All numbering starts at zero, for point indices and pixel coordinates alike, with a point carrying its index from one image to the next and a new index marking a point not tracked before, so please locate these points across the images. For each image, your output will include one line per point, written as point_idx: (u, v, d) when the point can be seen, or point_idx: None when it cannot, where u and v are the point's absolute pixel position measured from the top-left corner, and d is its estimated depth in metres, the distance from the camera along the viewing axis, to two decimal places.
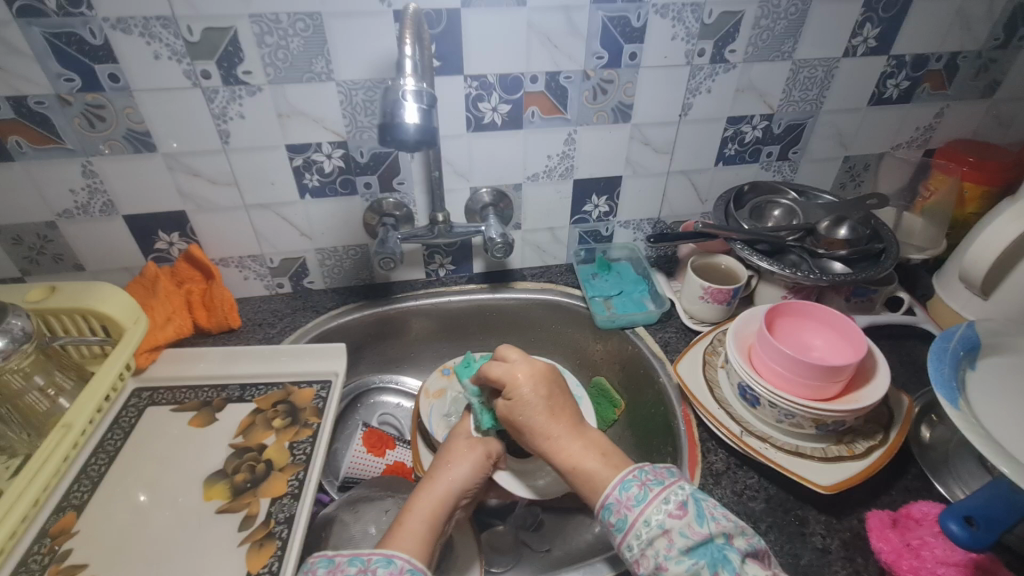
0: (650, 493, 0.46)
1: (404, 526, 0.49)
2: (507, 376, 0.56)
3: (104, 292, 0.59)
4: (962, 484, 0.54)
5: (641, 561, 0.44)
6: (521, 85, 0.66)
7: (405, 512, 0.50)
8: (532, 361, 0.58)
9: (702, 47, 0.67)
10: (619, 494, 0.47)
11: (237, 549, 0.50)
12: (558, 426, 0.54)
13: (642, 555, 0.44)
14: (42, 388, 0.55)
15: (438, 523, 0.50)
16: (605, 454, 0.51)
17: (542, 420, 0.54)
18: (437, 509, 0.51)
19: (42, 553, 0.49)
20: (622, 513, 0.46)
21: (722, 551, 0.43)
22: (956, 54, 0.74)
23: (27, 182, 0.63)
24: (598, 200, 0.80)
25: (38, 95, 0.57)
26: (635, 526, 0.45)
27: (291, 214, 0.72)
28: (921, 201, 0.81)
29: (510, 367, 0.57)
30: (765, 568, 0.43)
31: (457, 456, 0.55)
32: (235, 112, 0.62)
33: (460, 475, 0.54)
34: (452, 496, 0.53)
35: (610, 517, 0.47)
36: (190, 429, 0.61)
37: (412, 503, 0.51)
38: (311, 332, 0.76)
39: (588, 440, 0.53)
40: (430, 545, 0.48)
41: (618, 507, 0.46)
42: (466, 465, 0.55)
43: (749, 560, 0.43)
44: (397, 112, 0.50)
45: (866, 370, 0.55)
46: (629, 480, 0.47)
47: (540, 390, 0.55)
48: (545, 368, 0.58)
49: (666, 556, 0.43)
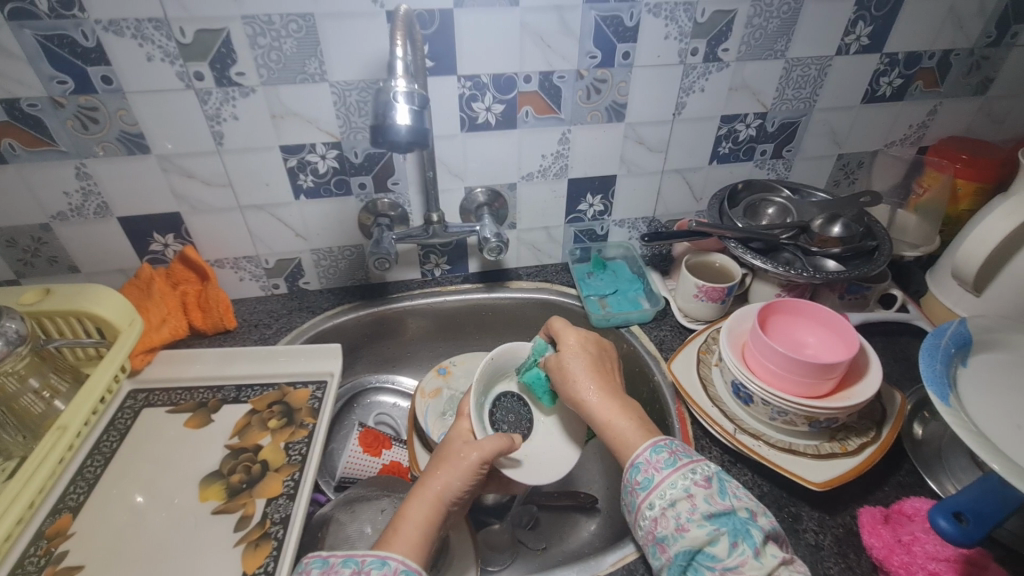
0: (679, 461, 0.47)
1: (399, 533, 0.48)
2: (564, 333, 0.59)
3: (98, 295, 0.59)
4: (954, 480, 0.55)
5: (660, 521, 0.45)
6: (514, 85, 0.66)
7: (399, 517, 0.49)
8: (587, 331, 0.60)
9: (695, 46, 0.67)
10: (649, 455, 0.47)
11: (233, 549, 0.50)
12: (597, 386, 0.54)
13: (662, 514, 0.45)
14: (36, 391, 0.55)
15: (433, 528, 0.49)
16: (641, 420, 0.51)
17: (584, 374, 0.55)
18: (431, 515, 0.50)
19: (38, 555, 0.49)
20: (649, 472, 0.46)
21: (745, 524, 0.43)
22: (949, 52, 0.74)
23: (21, 184, 0.63)
24: (593, 199, 0.80)
25: (31, 97, 0.57)
26: (660, 487, 0.45)
27: (285, 215, 0.72)
28: (914, 198, 0.81)
29: (569, 328, 0.60)
30: (783, 552, 0.43)
31: (451, 460, 0.52)
32: (228, 114, 0.62)
33: (454, 480, 0.51)
34: (446, 501, 0.51)
35: (636, 476, 0.47)
36: (186, 430, 0.61)
37: (405, 510, 0.50)
38: (307, 333, 0.76)
39: (626, 402, 0.53)
40: (427, 548, 0.48)
41: (647, 467, 0.47)
42: (460, 470, 0.51)
43: (769, 540, 0.43)
44: (388, 113, 0.50)
45: (858, 367, 0.56)
46: (661, 445, 0.48)
47: (587, 351, 0.57)
48: (595, 338, 0.59)
49: (687, 518, 0.43)
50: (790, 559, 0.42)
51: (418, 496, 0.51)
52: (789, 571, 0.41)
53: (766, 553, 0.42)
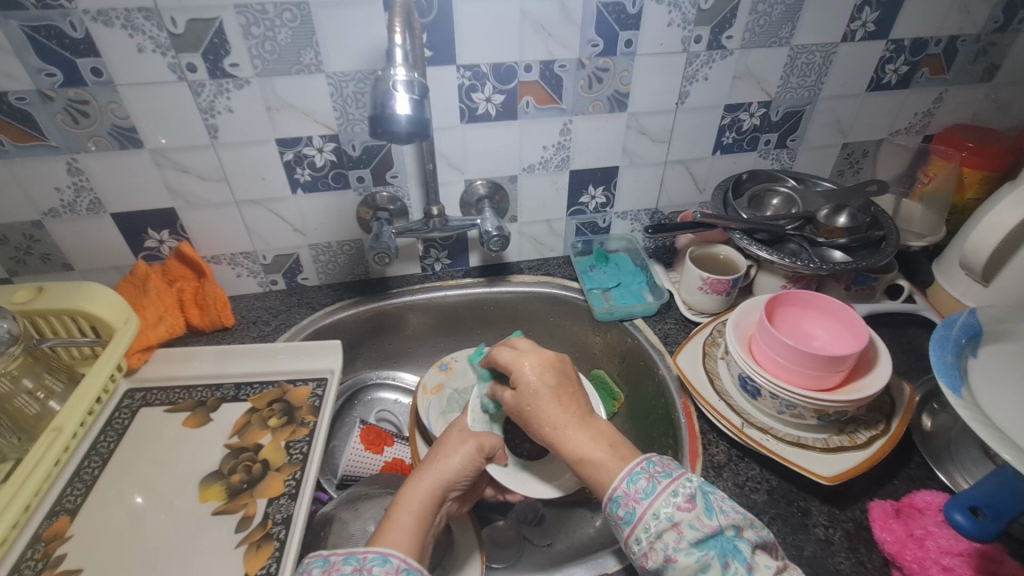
0: (658, 485, 0.44)
1: (395, 521, 0.48)
2: (514, 364, 0.55)
3: (92, 293, 0.58)
4: (964, 472, 0.54)
5: (649, 556, 0.43)
6: (514, 74, 0.65)
7: (395, 505, 0.49)
8: (541, 350, 0.56)
9: (698, 33, 0.66)
10: (626, 487, 0.45)
11: (234, 551, 0.49)
12: (563, 416, 0.51)
13: (651, 547, 0.43)
14: (31, 391, 0.54)
15: (428, 514, 0.49)
16: (614, 446, 0.49)
17: (550, 408, 0.51)
18: (426, 500, 0.50)
19: (36, 559, 0.48)
20: (630, 506, 0.44)
21: (733, 542, 0.42)
22: (956, 37, 0.73)
23: (11, 180, 0.61)
24: (595, 191, 0.79)
25: (18, 90, 0.56)
26: (644, 520, 0.43)
27: (282, 209, 0.71)
28: (920, 187, 0.79)
29: (519, 355, 0.56)
30: (774, 560, 0.42)
31: (449, 447, 0.54)
32: (222, 106, 0.61)
33: (452, 461, 0.53)
34: (442, 486, 0.51)
35: (617, 510, 0.45)
36: (185, 429, 0.60)
37: (401, 495, 0.50)
38: (307, 329, 0.75)
39: (596, 431, 0.50)
40: (423, 538, 0.47)
41: (626, 500, 0.44)
42: (457, 452, 0.53)
43: (758, 550, 0.42)
44: (388, 102, 0.48)
45: (868, 359, 0.55)
46: (638, 471, 0.45)
47: (548, 375, 0.53)
48: (553, 357, 0.56)
49: (676, 548, 0.42)
50: (782, 566, 0.42)
51: (415, 479, 0.52)
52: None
53: (758, 566, 0.41)
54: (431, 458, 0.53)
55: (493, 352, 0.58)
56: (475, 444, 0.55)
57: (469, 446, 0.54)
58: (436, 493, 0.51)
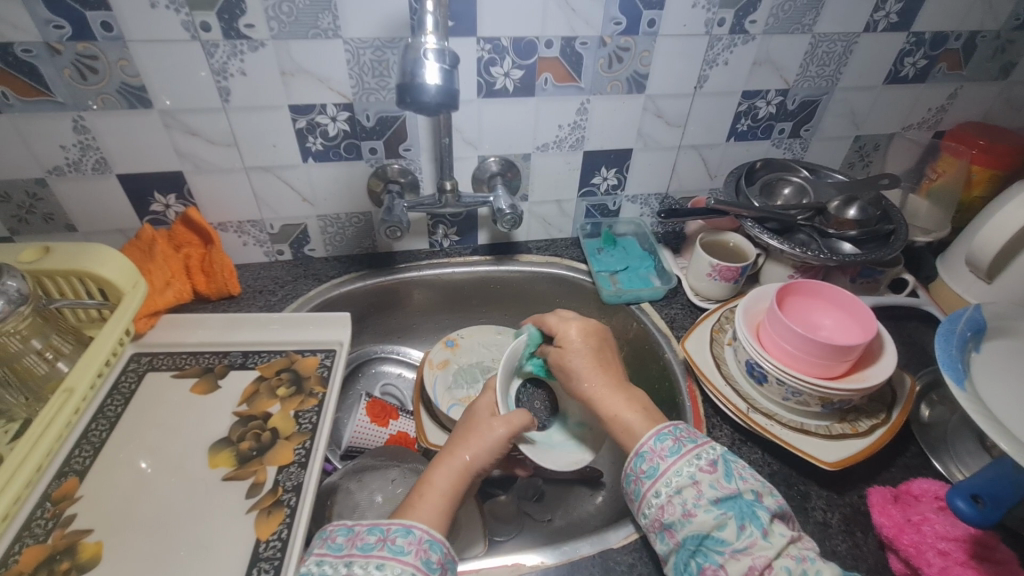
0: (684, 447, 0.46)
1: (427, 495, 0.48)
2: (560, 328, 0.57)
3: (100, 255, 0.57)
4: (959, 462, 0.56)
5: (666, 508, 0.44)
6: (535, 50, 0.64)
7: (424, 483, 0.50)
8: (586, 319, 0.58)
9: (722, 16, 0.65)
10: (653, 443, 0.47)
11: (246, 516, 0.50)
12: (602, 377, 0.54)
13: (669, 501, 0.44)
14: (39, 352, 0.53)
15: (459, 493, 0.50)
16: (637, 412, 0.51)
17: (591, 370, 0.54)
18: (458, 481, 0.50)
19: (46, 518, 0.48)
20: (654, 461, 0.46)
21: (750, 506, 0.42)
22: (976, 33, 0.73)
23: (15, 136, 0.59)
24: (607, 172, 0.79)
25: (25, 42, 0.54)
26: (666, 475, 0.45)
27: (292, 177, 0.69)
28: (928, 182, 0.80)
29: (565, 320, 0.58)
30: (790, 531, 0.43)
31: (480, 433, 0.52)
32: (236, 69, 0.59)
33: (486, 445, 0.51)
34: (475, 468, 0.51)
35: (641, 465, 0.47)
36: (193, 395, 0.60)
37: (430, 475, 0.50)
38: (314, 300, 0.74)
39: (633, 395, 0.52)
40: (450, 517, 0.48)
41: (652, 456, 0.46)
42: (488, 442, 0.51)
43: (776, 519, 0.43)
44: (417, 71, 0.48)
45: (873, 350, 0.56)
46: (665, 432, 0.48)
47: (588, 341, 0.56)
48: (595, 327, 0.57)
49: (695, 504, 0.43)
50: (797, 537, 0.42)
51: (446, 462, 0.51)
52: (799, 548, 0.41)
53: (774, 533, 0.41)
54: (462, 440, 0.53)
55: (541, 316, 0.59)
56: (508, 431, 0.52)
57: (500, 432, 0.52)
58: (466, 478, 0.50)
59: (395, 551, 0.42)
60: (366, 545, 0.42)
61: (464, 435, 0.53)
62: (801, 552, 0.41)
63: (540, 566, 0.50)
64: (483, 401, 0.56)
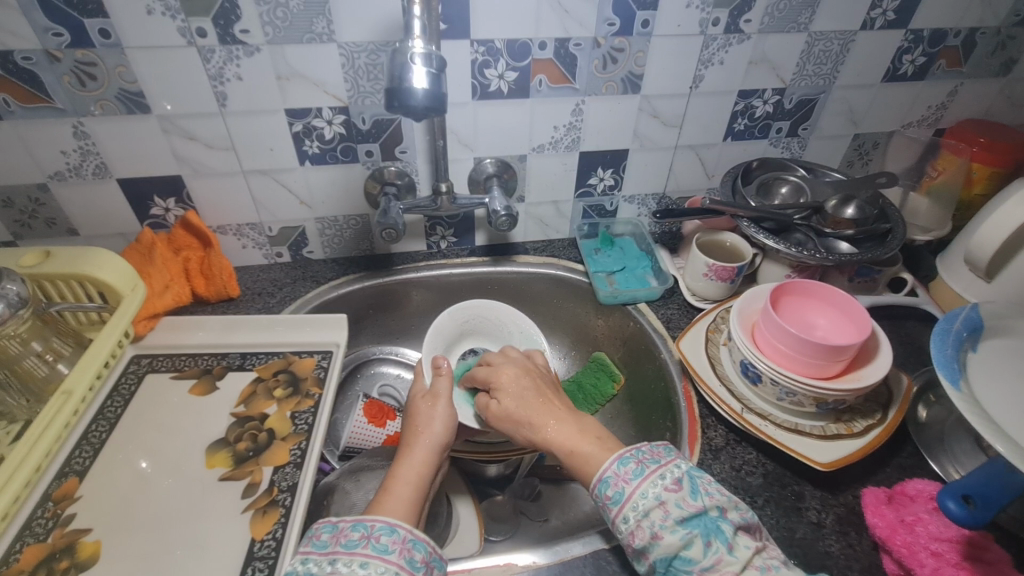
0: (647, 469, 0.45)
1: (393, 492, 0.48)
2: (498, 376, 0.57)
3: (99, 258, 0.58)
4: (956, 463, 0.55)
5: (636, 534, 0.43)
6: (529, 51, 0.64)
7: (392, 478, 0.50)
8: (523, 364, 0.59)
9: (717, 15, 0.65)
10: (616, 468, 0.46)
11: (241, 516, 0.50)
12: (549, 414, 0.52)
13: (637, 526, 0.43)
14: (40, 354, 0.54)
15: (425, 484, 0.50)
16: None
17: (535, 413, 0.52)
18: (424, 470, 0.51)
19: (46, 517, 0.49)
20: (619, 486, 0.45)
21: (715, 522, 0.42)
22: (975, 30, 0.72)
23: (17, 143, 0.60)
24: (603, 173, 0.79)
25: (24, 50, 0.54)
26: (632, 499, 0.44)
27: (289, 180, 0.70)
28: (928, 180, 0.78)
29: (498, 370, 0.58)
30: (756, 541, 0.43)
31: (423, 416, 0.55)
32: (232, 73, 0.60)
33: (436, 427, 0.54)
34: (437, 450, 0.53)
35: (605, 491, 0.45)
36: (191, 397, 0.61)
37: (396, 469, 0.51)
38: (311, 302, 0.75)
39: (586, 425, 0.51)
40: (419, 507, 0.48)
41: (615, 481, 0.45)
42: (435, 419, 0.55)
43: (741, 531, 0.42)
44: (406, 75, 0.48)
45: (868, 350, 0.56)
46: (628, 455, 0.46)
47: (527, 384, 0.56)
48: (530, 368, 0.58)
49: (661, 526, 0.42)
50: (763, 546, 0.42)
51: (406, 456, 0.52)
52: (763, 558, 0.41)
53: (738, 545, 0.41)
54: (413, 431, 0.54)
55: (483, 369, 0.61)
56: (446, 401, 0.56)
57: (443, 406, 0.56)
58: (431, 460, 0.52)
59: (379, 550, 0.42)
60: (350, 542, 0.42)
61: (412, 427, 0.55)
62: (765, 561, 0.41)
63: (532, 567, 0.50)
64: (415, 388, 0.59)
